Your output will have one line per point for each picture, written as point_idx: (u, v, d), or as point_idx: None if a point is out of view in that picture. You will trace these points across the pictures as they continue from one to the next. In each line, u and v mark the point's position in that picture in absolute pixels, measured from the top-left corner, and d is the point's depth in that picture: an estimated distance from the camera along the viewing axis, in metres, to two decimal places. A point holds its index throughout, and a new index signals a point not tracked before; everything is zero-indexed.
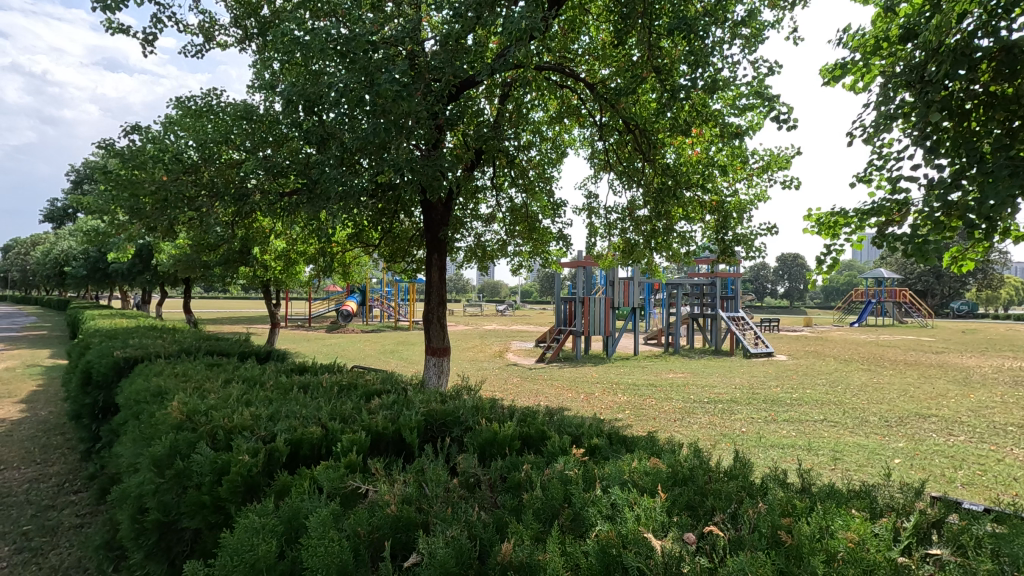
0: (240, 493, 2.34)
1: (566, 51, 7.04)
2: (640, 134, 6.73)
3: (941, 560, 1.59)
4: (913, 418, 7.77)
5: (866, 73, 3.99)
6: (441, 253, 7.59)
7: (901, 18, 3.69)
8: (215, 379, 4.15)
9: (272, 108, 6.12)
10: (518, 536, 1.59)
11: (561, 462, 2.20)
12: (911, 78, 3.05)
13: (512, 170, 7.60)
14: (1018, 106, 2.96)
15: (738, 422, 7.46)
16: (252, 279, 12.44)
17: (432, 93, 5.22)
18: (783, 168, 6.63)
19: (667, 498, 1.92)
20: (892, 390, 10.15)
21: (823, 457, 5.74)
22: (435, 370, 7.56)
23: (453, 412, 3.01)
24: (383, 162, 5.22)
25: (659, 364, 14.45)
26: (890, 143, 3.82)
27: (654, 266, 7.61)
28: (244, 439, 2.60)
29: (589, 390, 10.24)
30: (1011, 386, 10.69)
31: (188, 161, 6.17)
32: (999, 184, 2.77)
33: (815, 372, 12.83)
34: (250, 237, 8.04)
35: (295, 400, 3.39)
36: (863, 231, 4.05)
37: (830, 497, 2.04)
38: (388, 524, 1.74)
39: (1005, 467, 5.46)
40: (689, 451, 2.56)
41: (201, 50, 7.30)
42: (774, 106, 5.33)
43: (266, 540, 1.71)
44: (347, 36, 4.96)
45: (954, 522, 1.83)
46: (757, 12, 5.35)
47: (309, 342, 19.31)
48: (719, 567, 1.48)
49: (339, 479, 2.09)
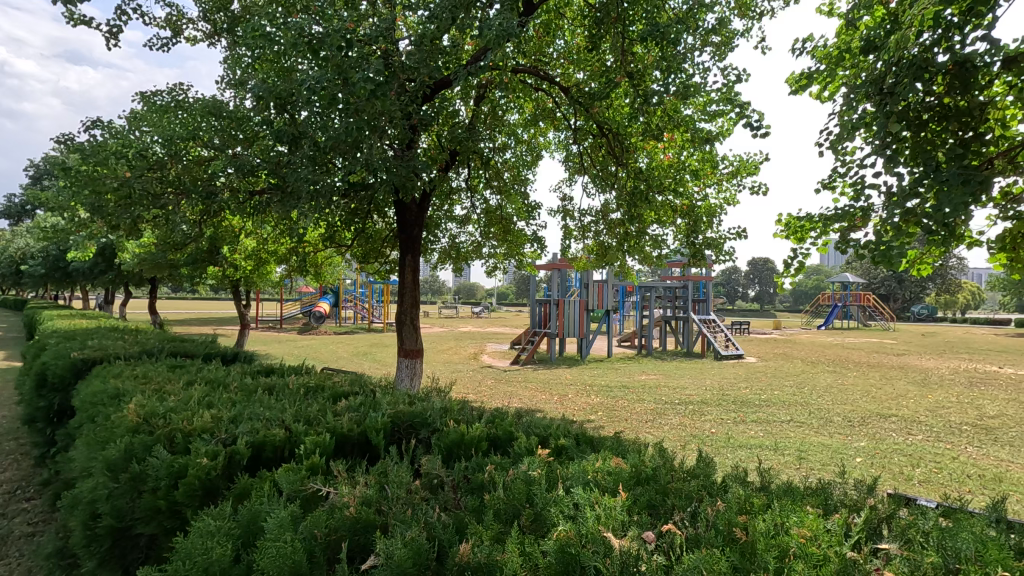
0: (197, 497, 2.28)
1: (541, 54, 7.10)
2: (614, 138, 6.83)
3: (888, 554, 1.64)
4: (874, 418, 8.02)
5: (830, 83, 4.11)
6: (414, 254, 7.52)
7: (862, 30, 3.82)
8: (176, 381, 4.04)
9: (243, 105, 6.04)
10: (477, 537, 1.59)
11: (525, 463, 2.21)
12: (871, 90, 3.15)
13: (486, 172, 7.66)
14: (969, 118, 3.12)
15: (708, 423, 7.59)
16: (221, 280, 12.22)
17: (407, 93, 5.21)
18: (752, 173, 6.80)
19: (628, 497, 1.93)
20: (856, 391, 10.46)
21: (789, 456, 5.88)
22: (407, 372, 7.49)
23: (421, 414, 3.00)
24: (356, 161, 5.18)
25: (633, 366, 14.62)
26: (853, 151, 3.93)
27: (627, 268, 7.64)
28: (203, 442, 2.54)
29: (563, 391, 10.30)
30: (967, 387, 11.13)
31: (153, 157, 6.03)
32: (953, 193, 2.87)
33: (783, 373, 13.18)
34: (218, 237, 7.90)
35: (259, 402, 3.33)
36: (828, 235, 4.16)
37: (787, 494, 2.10)
38: (346, 525, 1.71)
39: (960, 465, 5.68)
40: (654, 451, 2.60)
41: (168, 43, 7.15)
42: (745, 113, 5.46)
43: (221, 544, 1.66)
44: (321, 33, 4.88)
45: (904, 517, 1.89)
46: (727, 21, 5.48)
47: (279, 344, 19.00)
48: (675, 564, 1.49)
49: (300, 482, 2.06)
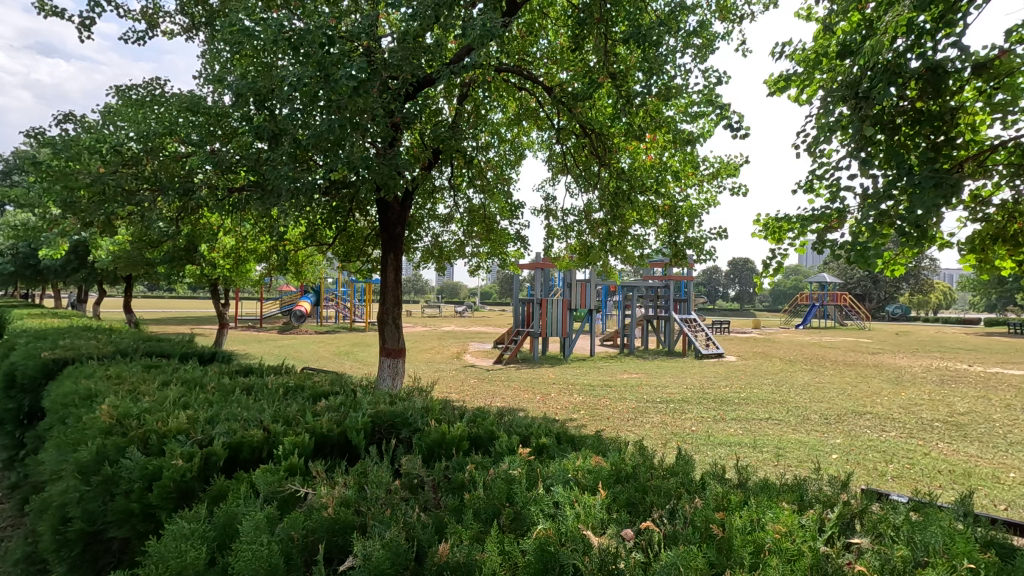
0: (171, 500, 2.24)
1: (524, 53, 7.11)
2: (596, 138, 6.87)
3: (859, 548, 1.68)
4: (850, 416, 8.19)
5: (807, 86, 4.19)
6: (397, 253, 7.47)
7: (839, 35, 3.89)
8: (151, 381, 3.97)
9: (221, 101, 5.95)
10: (456, 537, 1.59)
11: (506, 462, 2.21)
12: (847, 93, 3.21)
13: (469, 171, 7.65)
14: (940, 122, 3.20)
15: (688, 421, 7.67)
16: (199, 279, 12.02)
17: (390, 90, 5.17)
18: (732, 174, 6.89)
19: (607, 495, 1.94)
20: (832, 389, 10.67)
21: (767, 453, 5.98)
22: (389, 372, 7.45)
23: (402, 413, 2.98)
24: (337, 159, 5.13)
25: (615, 365, 14.72)
26: (830, 153, 4.00)
27: (609, 268, 7.68)
28: (179, 443, 2.50)
29: (545, 390, 10.33)
30: (939, 385, 11.42)
31: (127, 153, 5.91)
32: (925, 196, 2.93)
33: (762, 372, 13.38)
34: (196, 235, 7.77)
35: (237, 402, 3.28)
36: (805, 236, 4.24)
37: (763, 490, 2.13)
38: (324, 526, 1.70)
39: (931, 460, 5.83)
40: (634, 449, 2.62)
41: (144, 36, 7.01)
42: (725, 115, 5.53)
43: (195, 547, 1.64)
44: (302, 29, 4.82)
45: (875, 512, 1.94)
46: (708, 23, 5.54)
47: (259, 344, 18.68)
48: (653, 561, 1.51)
49: (278, 483, 2.03)
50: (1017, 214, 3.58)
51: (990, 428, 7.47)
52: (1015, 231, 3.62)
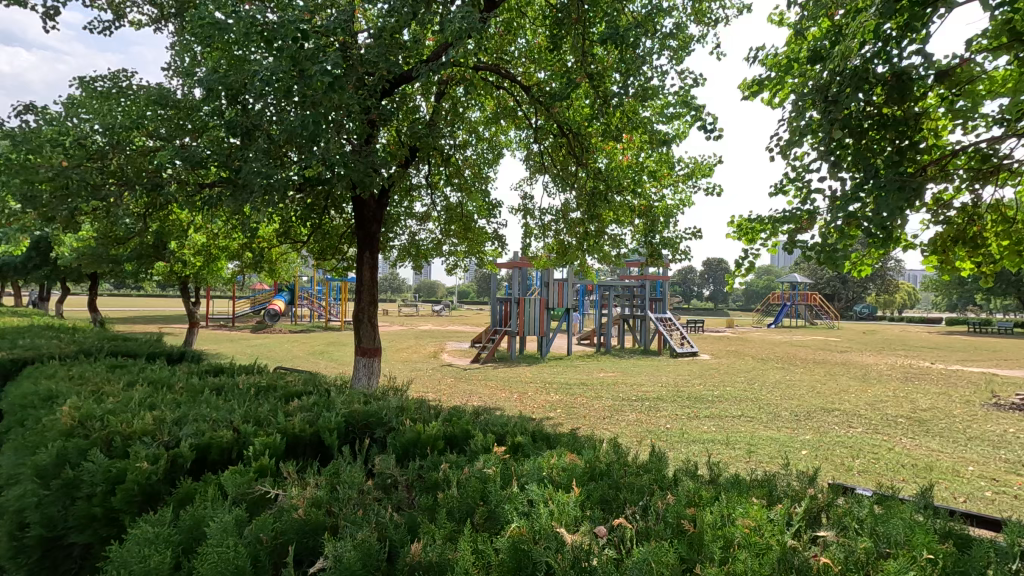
0: (136, 503, 2.17)
1: (502, 52, 7.11)
2: (574, 138, 6.91)
3: (825, 541, 1.72)
4: (819, 413, 8.39)
5: (779, 90, 4.27)
6: (373, 251, 7.39)
7: (810, 40, 3.98)
8: (116, 381, 3.86)
9: (191, 95, 5.80)
10: (429, 536, 1.57)
11: (481, 460, 2.21)
12: (817, 97, 3.29)
13: (447, 169, 7.62)
14: (905, 127, 3.31)
15: (663, 419, 7.77)
16: (168, 277, 11.71)
17: (366, 86, 5.10)
18: (706, 175, 7.00)
19: (582, 493, 1.95)
20: (802, 387, 10.93)
21: (739, 450, 6.08)
22: (365, 372, 7.36)
23: (377, 413, 2.95)
24: (312, 155, 5.04)
25: (592, 363, 14.85)
26: (801, 156, 4.09)
27: (586, 267, 7.72)
28: (144, 445, 2.43)
29: (522, 389, 10.35)
30: (903, 382, 11.79)
31: (92, 146, 5.73)
32: (890, 199, 3.01)
33: (735, 370, 13.62)
34: (164, 231, 7.56)
35: (206, 402, 3.20)
36: (777, 237, 4.33)
37: (734, 486, 2.17)
38: (293, 528, 1.67)
39: (895, 455, 6.02)
40: (609, 447, 2.65)
41: (110, 27, 6.79)
42: (700, 116, 5.61)
43: (160, 551, 1.59)
44: (275, 22, 4.72)
45: (840, 505, 1.99)
46: (684, 26, 5.61)
47: (231, 343, 18.16)
48: (626, 557, 1.52)
49: (247, 484, 1.99)
50: (976, 216, 3.72)
51: (950, 424, 7.74)
52: (973, 233, 3.77)
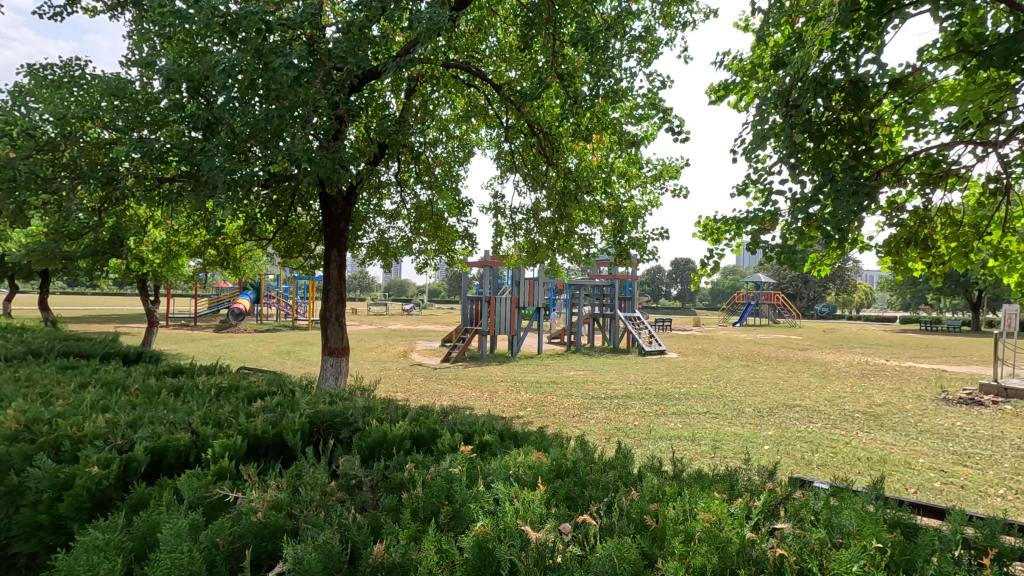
0: (86, 509, 2.08)
1: (473, 50, 7.07)
2: (544, 138, 6.93)
3: (782, 533, 1.77)
4: (780, 409, 8.65)
5: (744, 94, 4.37)
6: (341, 249, 7.26)
7: (773, 46, 4.08)
8: (67, 383, 3.70)
9: (149, 86, 5.60)
10: (392, 537, 1.56)
11: (447, 459, 2.20)
12: (779, 102, 3.38)
13: (417, 166, 7.55)
14: (860, 133, 3.45)
15: (632, 416, 7.88)
16: (125, 275, 11.28)
17: (333, 82, 5.00)
18: (673, 177, 7.11)
19: (547, 490, 1.97)
20: (765, 384, 11.24)
21: (704, 446, 6.22)
22: (332, 371, 7.24)
23: (342, 413, 2.91)
24: (277, 150, 4.92)
25: (562, 362, 14.95)
26: (764, 158, 4.20)
27: (557, 267, 7.76)
28: (95, 449, 2.33)
29: (493, 388, 10.35)
30: (860, 378, 12.24)
31: (43, 137, 5.47)
32: (846, 202, 3.10)
33: (701, 367, 13.92)
34: (120, 227, 7.29)
35: (163, 404, 3.10)
36: (740, 237, 4.45)
37: (697, 480, 2.23)
38: (251, 532, 1.64)
39: (852, 449, 6.24)
40: (575, 444, 2.67)
41: (63, 13, 6.49)
42: (667, 118, 5.70)
43: (110, 558, 1.52)
44: (237, 14, 4.58)
45: (796, 498, 2.05)
46: (653, 28, 5.69)
47: (192, 343, 17.60)
48: (590, 554, 1.53)
49: (204, 488, 1.93)
50: (927, 220, 3.89)
51: (902, 418, 8.08)
52: (924, 236, 3.94)
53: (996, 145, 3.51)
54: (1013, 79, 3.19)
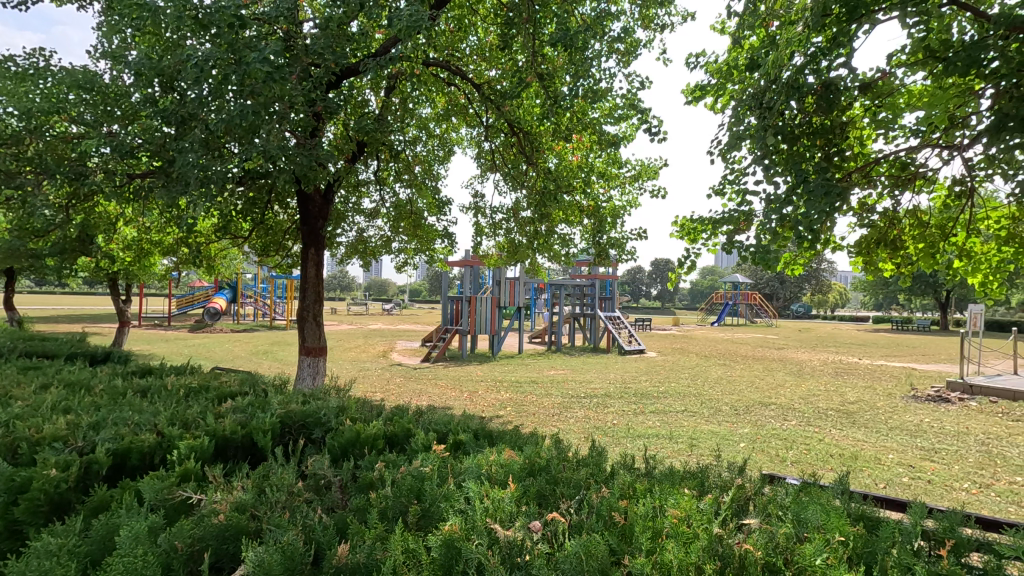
0: (42, 513, 2.00)
1: (453, 49, 7.05)
2: (524, 138, 6.92)
3: (749, 528, 1.79)
4: (757, 407, 8.78)
5: (720, 96, 4.41)
6: (318, 248, 7.16)
7: (748, 49, 4.14)
8: (30, 384, 3.59)
9: (119, 79, 5.46)
10: (358, 537, 1.54)
11: (418, 459, 2.18)
12: (754, 103, 3.42)
13: (396, 164, 7.48)
14: (831, 135, 3.53)
15: (611, 415, 7.91)
16: (95, 274, 10.98)
17: (310, 78, 4.92)
18: (652, 177, 7.18)
19: (518, 489, 1.96)
20: (742, 382, 11.40)
21: (681, 444, 6.28)
22: (309, 372, 7.13)
23: (315, 413, 2.87)
24: (251, 146, 4.82)
25: (542, 361, 14.94)
26: (740, 160, 4.25)
27: (536, 266, 7.77)
28: (54, 451, 2.26)
29: (472, 387, 10.31)
30: (833, 376, 12.49)
31: (6, 131, 5.30)
32: (817, 202, 3.14)
33: (680, 366, 14.06)
34: (89, 225, 7.10)
35: (129, 405, 3.02)
36: (716, 237, 4.49)
37: (668, 477, 2.24)
38: (212, 534, 1.60)
39: (824, 446, 6.36)
40: (550, 442, 2.67)
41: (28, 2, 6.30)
42: (646, 119, 5.75)
43: (63, 562, 1.47)
44: (209, 8, 4.49)
45: (764, 494, 2.08)
46: (632, 30, 5.73)
47: (165, 343, 17.19)
48: (557, 551, 1.53)
49: (167, 489, 1.89)
50: (896, 221, 3.97)
51: (874, 415, 8.27)
52: (893, 236, 4.02)
53: (960, 149, 3.61)
54: (977, 86, 3.28)
